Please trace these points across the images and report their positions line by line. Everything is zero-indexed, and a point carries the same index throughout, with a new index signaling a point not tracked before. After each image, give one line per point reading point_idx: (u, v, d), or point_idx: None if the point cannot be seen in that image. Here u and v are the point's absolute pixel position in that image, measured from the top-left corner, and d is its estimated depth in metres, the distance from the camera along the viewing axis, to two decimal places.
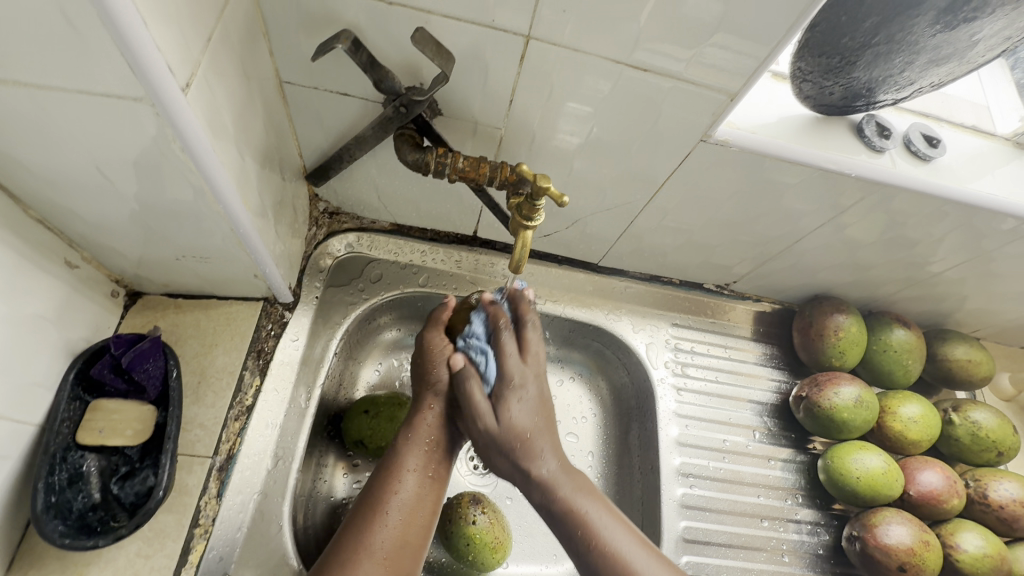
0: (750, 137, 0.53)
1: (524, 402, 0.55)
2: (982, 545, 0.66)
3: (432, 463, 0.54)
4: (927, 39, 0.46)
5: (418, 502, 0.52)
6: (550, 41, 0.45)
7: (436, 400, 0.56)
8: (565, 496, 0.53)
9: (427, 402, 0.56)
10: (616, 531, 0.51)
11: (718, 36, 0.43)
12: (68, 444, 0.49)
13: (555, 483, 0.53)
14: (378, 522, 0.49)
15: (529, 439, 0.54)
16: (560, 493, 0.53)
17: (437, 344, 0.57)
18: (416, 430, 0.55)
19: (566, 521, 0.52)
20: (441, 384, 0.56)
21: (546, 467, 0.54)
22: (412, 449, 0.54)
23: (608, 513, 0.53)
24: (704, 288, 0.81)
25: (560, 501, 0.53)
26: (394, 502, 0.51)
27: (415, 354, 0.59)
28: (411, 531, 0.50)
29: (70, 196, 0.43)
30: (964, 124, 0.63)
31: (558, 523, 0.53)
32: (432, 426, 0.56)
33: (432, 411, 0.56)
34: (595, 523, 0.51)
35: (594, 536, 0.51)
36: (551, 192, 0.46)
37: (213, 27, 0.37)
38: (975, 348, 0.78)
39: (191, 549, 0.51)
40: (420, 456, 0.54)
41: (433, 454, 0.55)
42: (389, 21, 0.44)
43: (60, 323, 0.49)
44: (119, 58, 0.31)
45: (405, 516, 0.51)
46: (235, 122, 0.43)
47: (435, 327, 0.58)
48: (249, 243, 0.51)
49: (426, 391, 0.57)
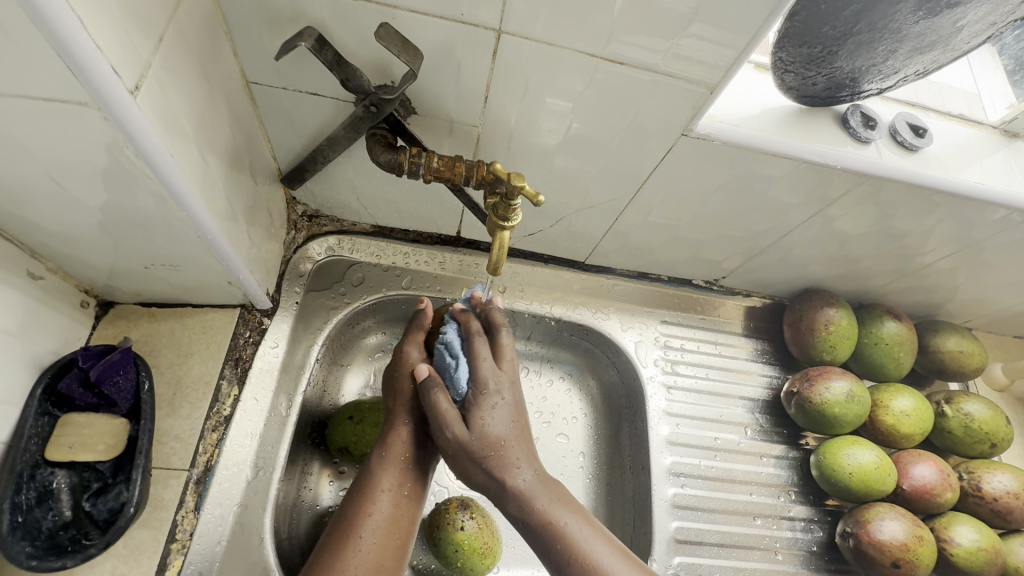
0: (733, 130, 0.52)
1: (498, 411, 0.52)
2: (976, 539, 0.66)
3: (409, 480, 0.53)
4: (910, 26, 0.45)
5: (395, 522, 0.50)
6: (522, 35, 0.44)
7: (411, 415, 0.55)
8: (544, 509, 0.51)
9: (401, 418, 0.55)
10: (595, 543, 0.49)
11: (695, 26, 0.42)
12: (36, 461, 0.47)
13: (529, 496, 0.51)
14: (353, 543, 0.48)
15: (500, 450, 0.51)
16: (540, 508, 0.51)
17: (411, 357, 0.57)
18: (391, 449, 0.53)
19: (541, 532, 0.50)
20: (416, 398, 0.55)
21: (521, 476, 0.52)
22: (388, 469, 0.52)
23: (612, 550, 0.49)
24: (693, 284, 0.80)
25: (537, 514, 0.50)
26: (370, 524, 0.49)
27: (389, 369, 0.58)
28: (387, 552, 0.49)
29: (26, 207, 0.42)
30: (952, 113, 0.62)
31: (533, 536, 0.51)
32: (408, 441, 0.54)
33: (407, 427, 0.54)
34: (571, 531, 0.49)
35: (571, 545, 0.49)
36: (527, 191, 0.45)
37: (165, 26, 0.36)
38: (968, 339, 0.77)
39: (168, 565, 0.50)
40: (396, 474, 0.52)
41: (409, 471, 0.53)
42: (355, 18, 0.42)
43: (25, 337, 0.48)
44: (57, 60, 0.29)
45: (382, 537, 0.49)
46: (196, 125, 0.42)
47: (411, 341, 0.59)
48: (219, 249, 0.49)
49: (401, 407, 0.55)
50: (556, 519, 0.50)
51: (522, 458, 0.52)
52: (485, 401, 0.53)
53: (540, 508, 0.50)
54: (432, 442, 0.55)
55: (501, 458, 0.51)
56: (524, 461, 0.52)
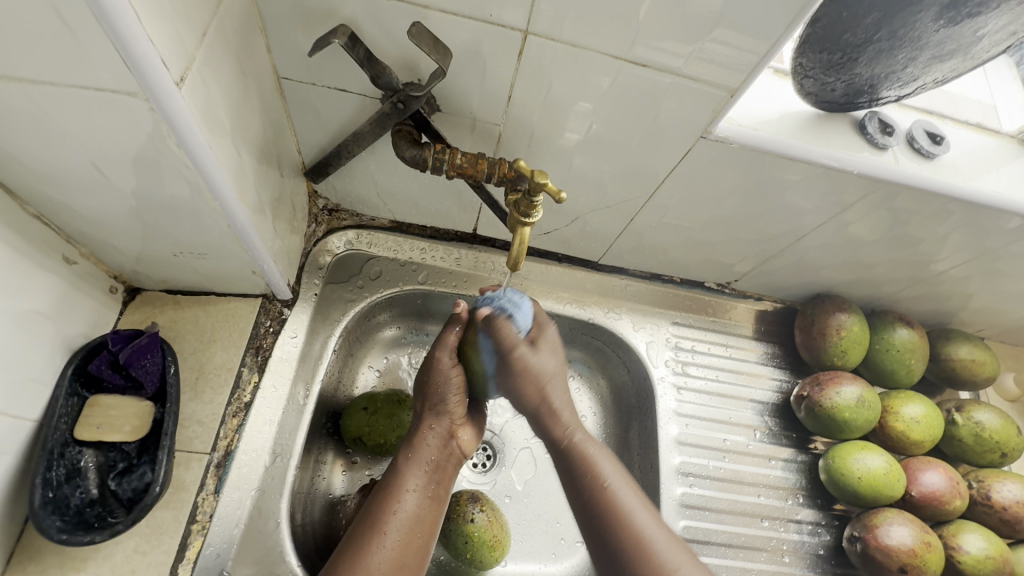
0: (751, 134, 0.53)
1: (543, 360, 0.54)
2: (984, 547, 0.66)
3: (433, 483, 0.54)
4: (931, 35, 0.45)
5: (418, 523, 0.51)
6: (548, 36, 0.45)
7: (438, 420, 0.56)
8: (581, 442, 0.53)
9: (427, 422, 0.56)
10: (627, 495, 0.51)
11: (718, 31, 0.43)
12: (66, 439, 0.49)
13: (570, 428, 0.54)
14: (377, 541, 0.48)
15: (547, 384, 0.54)
16: (574, 440, 0.53)
17: (443, 362, 0.55)
18: (417, 450, 0.55)
19: (569, 456, 0.53)
20: (442, 403, 0.56)
21: (575, 434, 0.53)
22: (413, 471, 0.53)
23: (635, 497, 0.51)
24: (705, 286, 0.80)
25: (577, 449, 0.53)
26: (394, 522, 0.50)
27: (419, 372, 0.57)
28: (408, 554, 0.49)
29: (66, 192, 0.43)
30: (969, 121, 0.62)
31: (561, 456, 0.54)
32: (432, 447, 0.55)
33: (433, 431, 0.56)
34: (607, 474, 0.52)
35: (618, 508, 0.50)
36: (549, 188, 0.46)
37: (208, 22, 0.37)
38: (980, 347, 0.77)
39: (188, 546, 0.51)
40: (421, 476, 0.53)
41: (433, 475, 0.54)
42: (387, 16, 0.44)
43: (58, 318, 0.49)
44: (112, 51, 0.31)
45: (405, 536, 0.50)
46: (231, 117, 0.43)
47: (444, 347, 0.56)
48: (247, 239, 0.50)
49: (427, 410, 0.56)
50: (591, 456, 0.52)
51: (572, 416, 0.54)
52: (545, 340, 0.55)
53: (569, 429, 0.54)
54: (455, 450, 0.57)
55: (551, 407, 0.54)
56: (564, 394, 0.55)
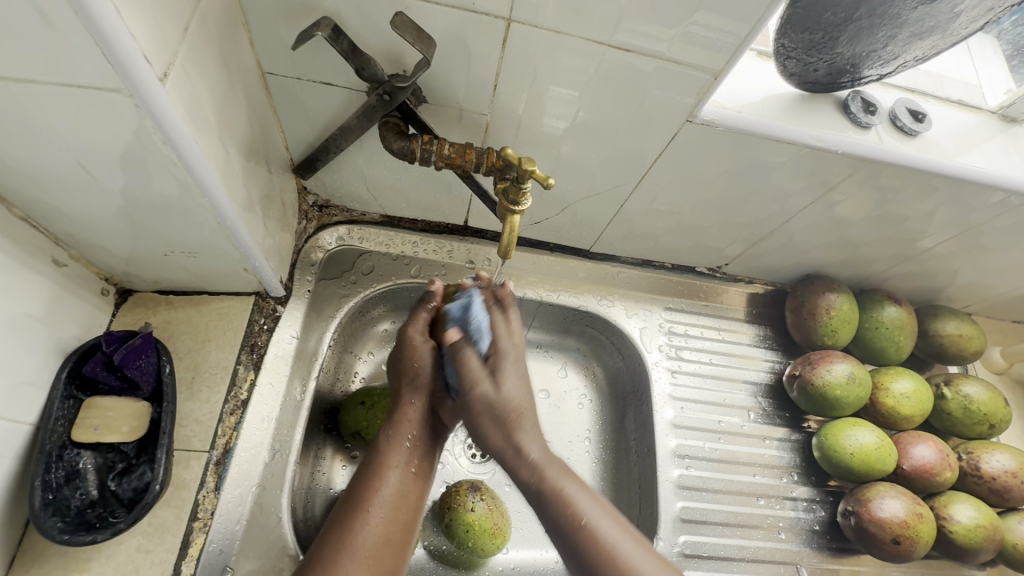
0: (735, 116, 0.53)
1: (505, 387, 0.53)
2: (974, 516, 0.67)
3: (416, 458, 0.53)
4: (910, 12, 0.46)
5: (403, 499, 0.51)
6: (531, 24, 0.45)
7: (417, 394, 0.55)
8: (554, 479, 0.50)
9: (406, 397, 0.55)
10: (609, 525, 0.49)
11: (700, 14, 0.43)
12: (63, 442, 0.49)
13: (541, 465, 0.51)
14: (361, 519, 0.48)
15: (521, 414, 0.53)
16: (551, 480, 0.50)
17: (415, 338, 0.57)
18: (402, 424, 0.54)
19: (553, 504, 0.49)
20: (420, 377, 0.55)
21: (536, 447, 0.52)
22: (395, 446, 0.53)
23: (603, 510, 0.50)
24: (696, 271, 0.81)
25: (552, 486, 0.50)
26: (377, 499, 0.50)
27: (393, 351, 0.59)
28: (394, 529, 0.49)
29: (53, 193, 0.43)
30: (951, 99, 0.63)
31: (544, 509, 0.50)
32: (415, 420, 0.54)
33: (414, 406, 0.55)
34: (581, 502, 0.49)
35: (583, 516, 0.49)
36: (537, 174, 0.46)
37: (190, 16, 0.37)
38: (967, 322, 0.79)
39: (191, 542, 0.52)
40: (403, 451, 0.53)
41: (416, 449, 0.54)
42: (369, 8, 0.44)
43: (51, 321, 0.49)
44: (93, 47, 0.31)
45: (389, 512, 0.50)
46: (217, 113, 0.43)
47: (415, 320, 0.58)
48: (238, 236, 0.50)
49: (407, 384, 0.56)
50: (571, 496, 0.50)
51: (539, 450, 0.52)
52: (501, 368, 0.54)
53: (554, 482, 0.50)
54: (440, 421, 0.56)
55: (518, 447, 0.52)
56: (535, 429, 0.53)
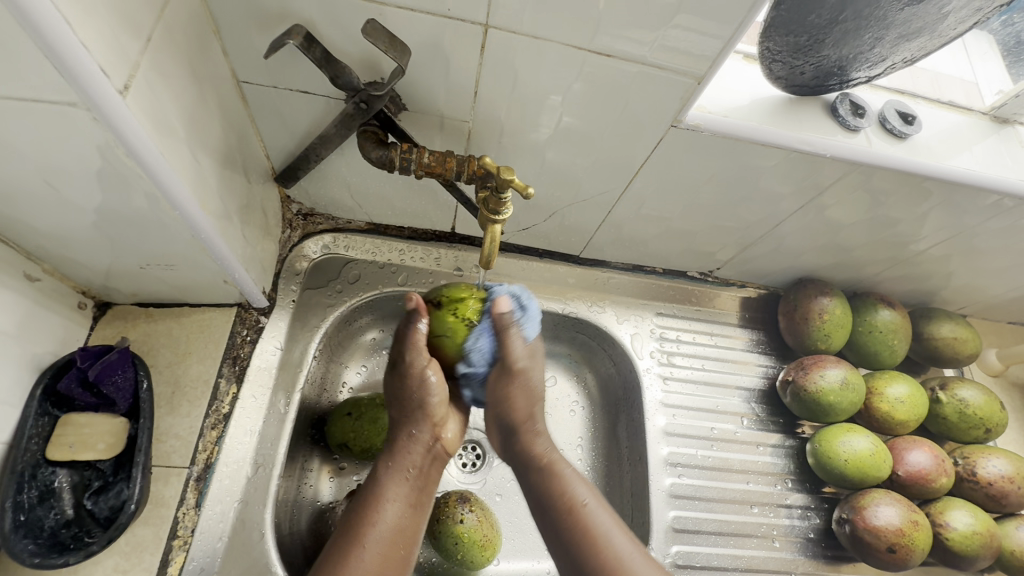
0: (721, 121, 0.52)
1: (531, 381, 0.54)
2: (971, 522, 0.66)
3: (415, 491, 0.51)
4: (897, 14, 0.45)
5: (399, 534, 0.49)
6: (509, 30, 0.44)
7: (420, 427, 0.54)
8: (565, 476, 0.53)
9: (409, 429, 0.53)
10: (601, 514, 0.51)
11: (680, 18, 0.42)
12: (37, 461, 0.48)
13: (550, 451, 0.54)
14: (354, 554, 0.47)
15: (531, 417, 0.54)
16: (551, 459, 0.54)
17: (416, 365, 0.52)
18: (403, 449, 0.53)
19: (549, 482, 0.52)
20: (422, 408, 0.53)
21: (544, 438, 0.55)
22: (396, 479, 0.51)
23: (610, 516, 0.51)
24: (688, 275, 0.80)
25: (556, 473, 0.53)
26: (372, 535, 0.48)
27: (390, 380, 0.54)
28: (387, 566, 0.47)
29: (20, 209, 0.42)
30: (942, 100, 0.62)
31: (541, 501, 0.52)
32: (417, 452, 0.53)
33: (417, 439, 0.53)
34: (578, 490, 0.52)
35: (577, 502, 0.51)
36: (516, 184, 0.46)
37: (153, 26, 0.36)
38: (962, 325, 0.78)
39: (170, 561, 0.51)
40: (403, 484, 0.51)
41: (416, 482, 0.52)
42: (343, 15, 0.43)
43: (23, 338, 0.48)
44: (44, 60, 0.30)
45: (383, 548, 0.48)
46: (186, 124, 0.42)
47: (414, 346, 0.52)
48: (214, 248, 0.49)
49: (410, 417, 0.54)
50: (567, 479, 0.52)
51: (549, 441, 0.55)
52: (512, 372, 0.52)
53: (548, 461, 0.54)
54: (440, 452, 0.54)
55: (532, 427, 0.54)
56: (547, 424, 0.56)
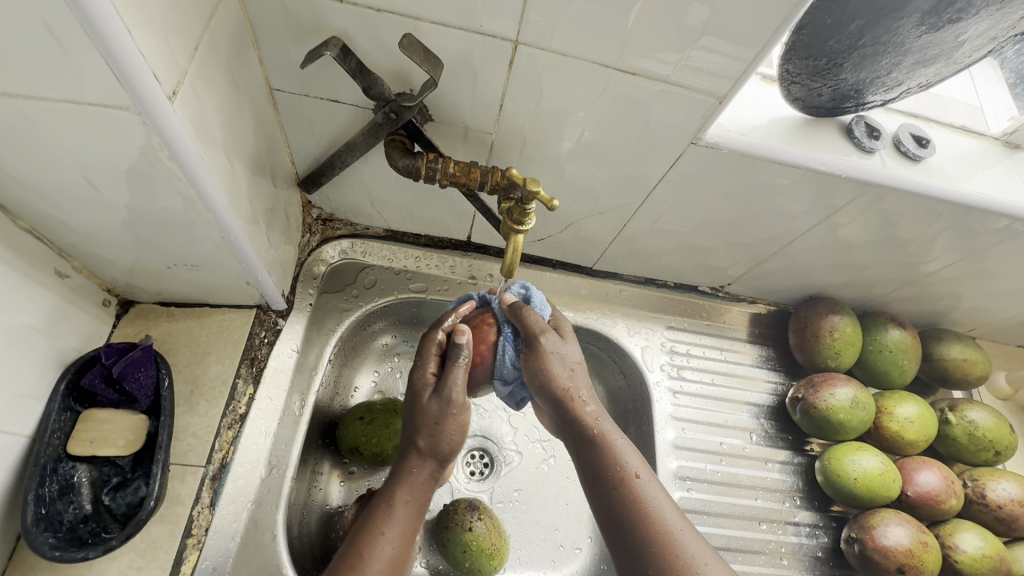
0: (740, 139, 0.54)
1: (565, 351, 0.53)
2: (981, 545, 0.66)
3: (416, 520, 0.51)
4: (914, 40, 0.46)
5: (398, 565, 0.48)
6: (538, 46, 0.45)
7: (431, 457, 0.52)
8: (606, 431, 0.50)
9: (419, 457, 0.52)
10: (655, 489, 0.47)
11: (706, 39, 0.43)
12: (58, 455, 0.48)
13: (599, 417, 0.51)
14: None
15: (571, 389, 0.51)
16: (602, 430, 0.50)
17: (455, 396, 0.51)
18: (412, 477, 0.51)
19: (598, 451, 0.49)
20: (438, 442, 0.51)
21: (591, 405, 0.51)
22: (400, 506, 0.50)
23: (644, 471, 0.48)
24: (699, 290, 0.81)
25: (607, 443, 0.49)
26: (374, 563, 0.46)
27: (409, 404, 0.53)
28: None
29: (57, 207, 0.43)
30: (955, 125, 0.64)
31: (587, 462, 0.49)
32: (422, 484, 0.52)
33: (423, 468, 0.52)
34: (629, 459, 0.48)
35: (629, 471, 0.48)
36: (541, 196, 0.47)
37: (200, 36, 0.38)
38: (971, 347, 0.78)
39: (184, 559, 0.51)
40: (406, 513, 0.50)
41: (418, 510, 0.51)
42: (378, 28, 0.44)
43: (50, 333, 0.49)
44: (104, 67, 0.31)
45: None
46: (224, 130, 0.44)
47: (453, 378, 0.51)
48: (241, 251, 0.50)
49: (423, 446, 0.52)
50: (620, 449, 0.49)
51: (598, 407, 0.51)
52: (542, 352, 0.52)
53: (600, 428, 0.50)
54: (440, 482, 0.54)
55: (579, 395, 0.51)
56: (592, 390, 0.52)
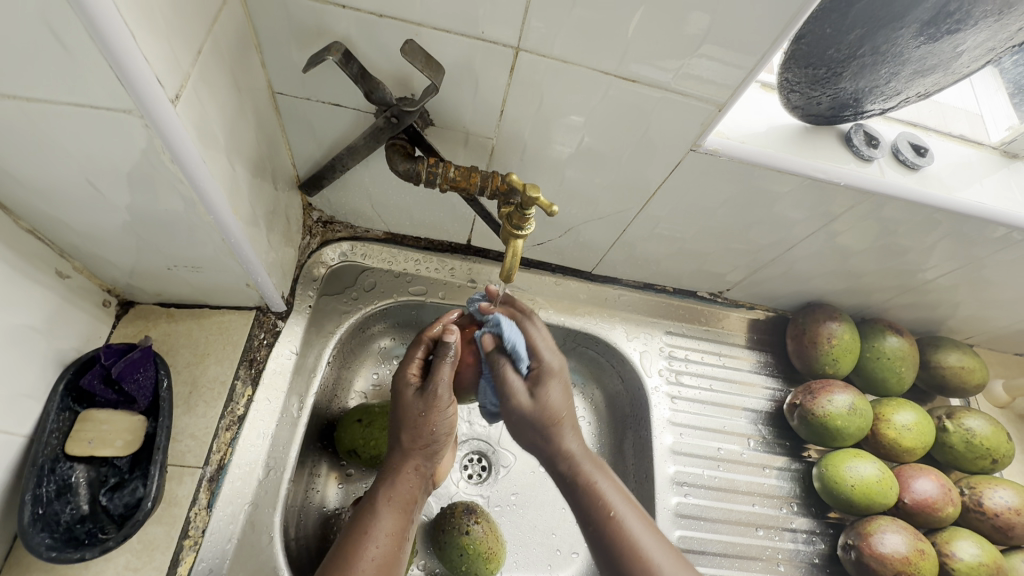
0: (739, 147, 0.54)
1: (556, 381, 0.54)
2: (978, 553, 0.66)
3: (408, 523, 0.51)
4: (913, 50, 0.46)
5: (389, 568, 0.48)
6: (539, 53, 0.46)
7: (422, 456, 0.53)
8: (589, 472, 0.52)
9: (409, 458, 0.52)
10: (637, 523, 0.50)
11: (706, 47, 0.44)
12: (56, 454, 0.48)
13: (581, 458, 0.53)
14: None
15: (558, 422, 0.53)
16: (587, 470, 0.52)
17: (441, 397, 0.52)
18: (401, 480, 0.52)
19: (584, 494, 0.52)
20: (429, 440, 0.53)
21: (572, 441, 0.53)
22: (391, 508, 0.50)
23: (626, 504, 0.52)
24: (698, 296, 0.81)
25: (590, 483, 0.52)
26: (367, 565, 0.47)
27: (398, 407, 0.53)
28: None
29: (59, 207, 0.43)
30: (954, 134, 0.64)
31: (573, 495, 0.52)
32: (413, 484, 0.52)
33: (414, 469, 0.53)
34: (613, 498, 0.51)
35: (612, 509, 0.51)
36: (541, 202, 0.47)
37: (203, 39, 0.38)
38: (969, 355, 0.78)
39: (180, 561, 0.51)
40: (398, 514, 0.50)
41: (408, 510, 0.51)
42: (380, 34, 0.44)
43: (50, 333, 0.49)
44: (107, 70, 0.31)
45: None
46: (225, 133, 0.44)
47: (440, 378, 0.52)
48: (241, 252, 0.50)
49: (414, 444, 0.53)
50: (603, 490, 0.52)
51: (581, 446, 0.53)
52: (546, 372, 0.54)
53: (584, 470, 0.52)
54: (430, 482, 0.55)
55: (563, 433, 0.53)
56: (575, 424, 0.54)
